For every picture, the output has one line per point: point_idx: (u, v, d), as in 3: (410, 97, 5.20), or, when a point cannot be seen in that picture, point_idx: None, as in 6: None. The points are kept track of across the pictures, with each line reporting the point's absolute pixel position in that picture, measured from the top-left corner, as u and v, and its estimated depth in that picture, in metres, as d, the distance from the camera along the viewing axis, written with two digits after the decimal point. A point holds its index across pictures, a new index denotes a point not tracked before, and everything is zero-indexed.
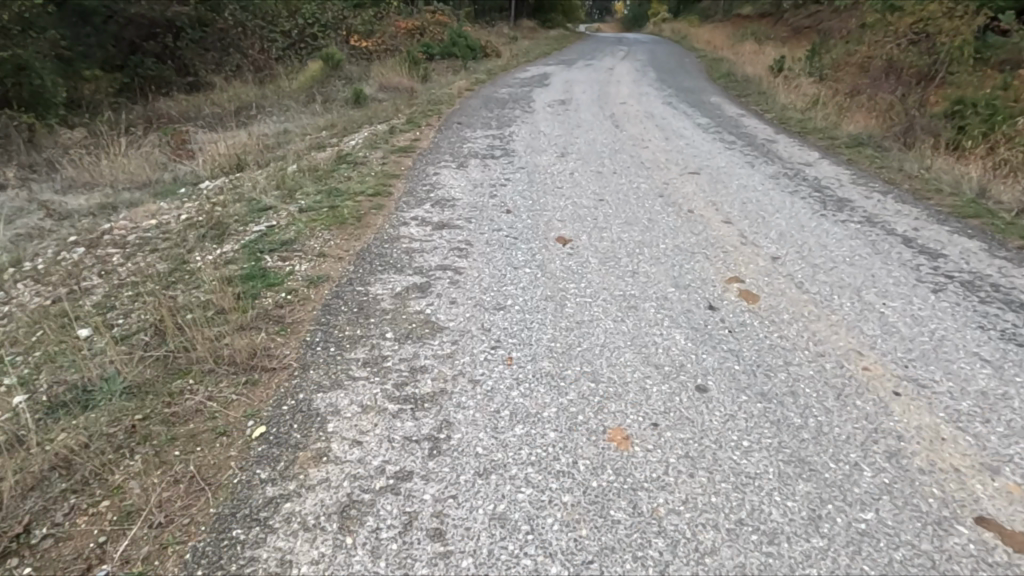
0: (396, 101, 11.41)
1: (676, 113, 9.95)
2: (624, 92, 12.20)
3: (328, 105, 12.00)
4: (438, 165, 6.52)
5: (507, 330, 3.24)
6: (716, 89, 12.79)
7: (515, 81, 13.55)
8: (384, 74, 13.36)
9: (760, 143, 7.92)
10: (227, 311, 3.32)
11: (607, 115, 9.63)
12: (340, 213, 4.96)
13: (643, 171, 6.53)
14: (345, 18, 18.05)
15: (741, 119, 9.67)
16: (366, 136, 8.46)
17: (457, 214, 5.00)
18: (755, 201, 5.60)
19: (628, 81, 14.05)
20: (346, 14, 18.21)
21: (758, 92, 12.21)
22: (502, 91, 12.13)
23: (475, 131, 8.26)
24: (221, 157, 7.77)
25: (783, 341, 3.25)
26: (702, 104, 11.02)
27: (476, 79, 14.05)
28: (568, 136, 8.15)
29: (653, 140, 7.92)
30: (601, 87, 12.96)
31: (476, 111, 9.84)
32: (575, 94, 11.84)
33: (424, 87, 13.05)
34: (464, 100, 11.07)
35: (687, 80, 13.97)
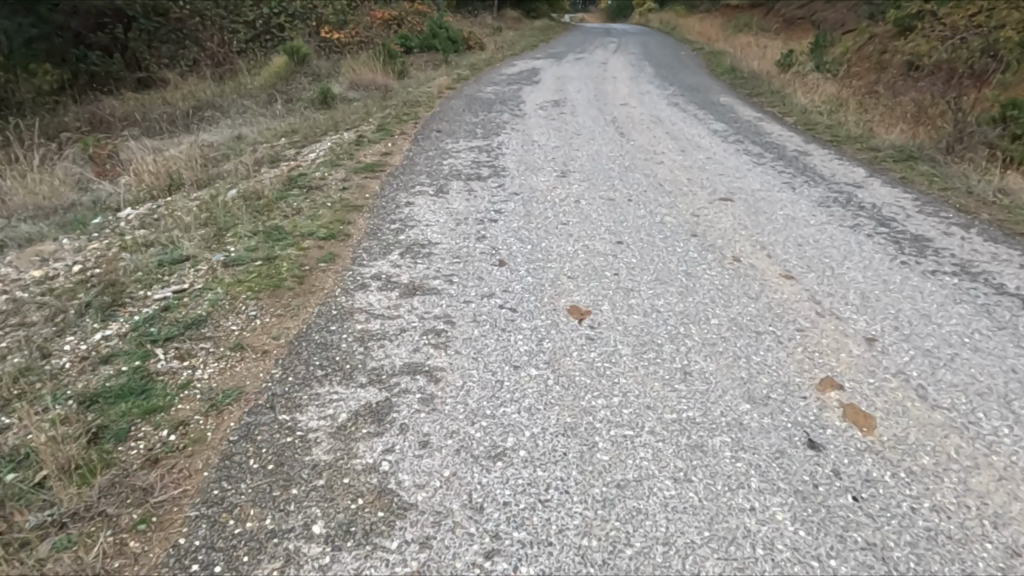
0: (368, 102, 10.12)
1: (687, 117, 8.73)
2: (623, 91, 10.96)
3: (292, 106, 10.66)
4: (413, 190, 5.28)
5: (507, 511, 2.03)
6: (722, 87, 11.63)
7: (502, 78, 12.30)
8: (357, 70, 12.01)
9: (792, 156, 6.77)
10: (60, 481, 2.09)
11: (609, 121, 8.41)
12: (277, 271, 3.71)
13: (664, 196, 5.33)
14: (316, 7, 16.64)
15: (760, 124, 8.51)
16: (328, 148, 7.19)
17: (435, 270, 3.77)
18: (812, 242, 4.43)
19: (625, 77, 12.82)
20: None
21: (770, 90, 11.07)
22: (488, 90, 10.85)
23: (458, 142, 7.00)
24: (151, 176, 6.47)
25: (943, 520, 2.07)
26: (713, 106, 9.82)
27: (458, 76, 12.78)
28: (568, 148, 6.93)
29: (668, 154, 6.72)
30: (597, 85, 11.70)
31: (460, 115, 8.58)
32: (570, 94, 10.58)
33: (400, 85, 11.75)
34: (445, 102, 9.79)
35: (690, 77, 12.81)
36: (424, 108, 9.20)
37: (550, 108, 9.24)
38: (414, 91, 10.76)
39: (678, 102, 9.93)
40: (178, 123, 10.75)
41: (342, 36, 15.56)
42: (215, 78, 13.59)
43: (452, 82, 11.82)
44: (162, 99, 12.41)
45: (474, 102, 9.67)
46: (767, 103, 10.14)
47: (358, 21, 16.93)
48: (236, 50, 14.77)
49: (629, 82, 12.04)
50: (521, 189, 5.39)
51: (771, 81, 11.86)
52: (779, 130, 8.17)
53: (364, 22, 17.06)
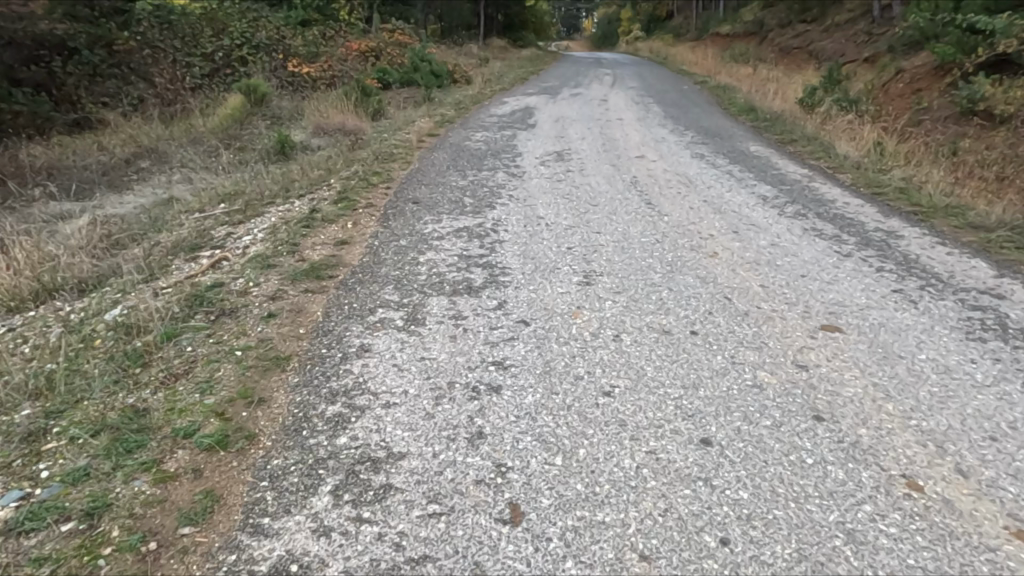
0: (333, 154, 8.47)
1: (722, 178, 7.13)
2: (636, 139, 9.36)
3: (243, 158, 8.97)
4: (373, 320, 3.56)
5: None
6: (746, 132, 10.13)
7: (492, 121, 10.73)
8: (324, 112, 10.36)
9: (878, 241, 5.19)
10: None
11: (629, 183, 6.79)
12: (91, 564, 1.95)
13: (741, 327, 3.64)
14: (283, 38, 15.05)
15: (812, 184, 6.95)
16: (271, 228, 5.48)
17: (392, 548, 2.03)
18: (1006, 425, 2.78)
19: (632, 119, 11.28)
20: (283, 33, 15.18)
21: (805, 137, 9.58)
22: (478, 137, 9.22)
23: (440, 222, 5.31)
24: (18, 277, 4.70)
25: None
26: (747, 158, 8.23)
27: (442, 118, 11.21)
28: (586, 229, 5.27)
29: (719, 239, 5.10)
30: (603, 129, 10.12)
31: (444, 176, 6.93)
32: (575, 143, 8.96)
33: (374, 128, 10.14)
34: (426, 153, 8.16)
35: (705, 119, 11.33)
36: (401, 163, 7.57)
37: (554, 164, 7.60)
38: (389, 139, 9.14)
39: (703, 154, 8.35)
40: (108, 179, 9.01)
41: (312, 71, 14.01)
42: (162, 121, 11.89)
43: (435, 126, 10.23)
44: (96, 144, 10.64)
45: (462, 156, 8.03)
46: (806, 154, 8.61)
47: (331, 53, 15.38)
48: (190, 87, 13.09)
49: (639, 127, 10.47)
50: (531, 314, 3.69)
51: (801, 125, 10.38)
52: (838, 194, 6.62)
53: (338, 55, 15.52)
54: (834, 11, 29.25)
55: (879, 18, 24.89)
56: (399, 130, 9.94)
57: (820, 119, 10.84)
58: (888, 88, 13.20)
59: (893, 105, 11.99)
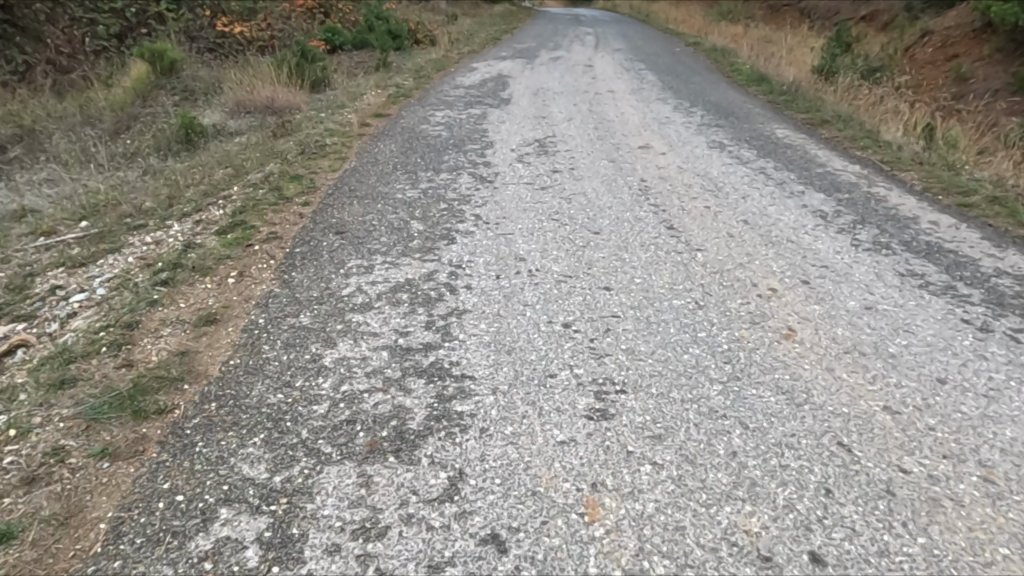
0: (251, 144, 6.58)
1: (756, 181, 5.44)
2: (634, 120, 7.59)
3: (135, 147, 6.99)
4: (199, 555, 1.82)
5: None
6: (763, 109, 8.44)
7: (459, 95, 8.85)
8: (247, 83, 8.38)
9: (1014, 292, 3.58)
10: None
11: (637, 192, 5.05)
12: None
13: (895, 537, 1.97)
14: None
15: (874, 189, 5.33)
16: (118, 280, 3.68)
17: None
18: None
19: (625, 91, 9.48)
20: None
21: (838, 117, 7.91)
22: (438, 119, 7.38)
23: (370, 274, 3.54)
24: None
25: None
26: (779, 149, 6.54)
27: (398, 90, 9.30)
28: (587, 282, 3.55)
29: (788, 300, 3.42)
30: (595, 107, 8.30)
31: (387, 182, 5.12)
32: (559, 126, 7.16)
33: (310, 105, 8.22)
34: (369, 143, 6.31)
35: (710, 92, 9.59)
36: (334, 161, 5.72)
37: (534, 162, 5.82)
38: (327, 122, 7.25)
39: (723, 144, 6.64)
40: None
41: (245, 31, 11.95)
42: (54, 96, 9.73)
43: (388, 103, 8.34)
44: None
45: (416, 147, 6.20)
46: (847, 141, 6.95)
47: (271, 9, 13.18)
48: (92, 52, 10.83)
49: (636, 102, 8.67)
50: (511, 515, 1.99)
51: (828, 101, 8.69)
52: (914, 204, 5.00)
53: (280, 11, 13.32)
54: None
55: None
56: (341, 109, 8.04)
57: (847, 92, 9.15)
58: (914, 53, 11.50)
59: (925, 73, 10.32)
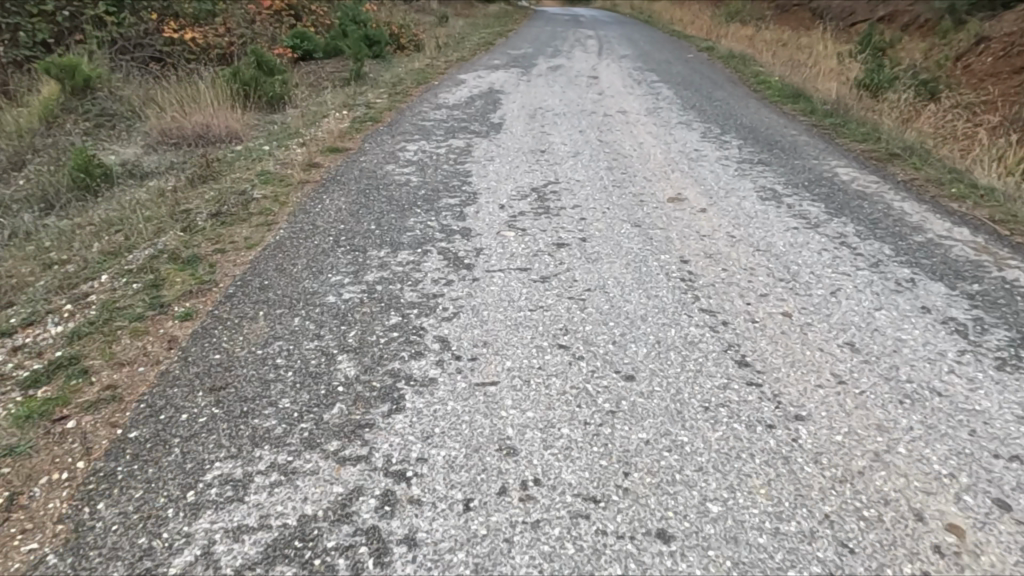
0: (160, 195, 5.03)
1: (841, 260, 3.92)
2: (657, 156, 6.06)
3: (17, 196, 5.42)
4: None
5: None
6: (811, 139, 6.92)
7: (439, 119, 7.33)
8: (177, 107, 6.84)
9: None
10: None
11: (679, 288, 3.50)
12: None
13: None
14: None
15: (1010, 272, 3.80)
16: None
17: None
18: None
19: (639, 112, 7.96)
20: None
21: (908, 149, 6.39)
22: (410, 157, 5.82)
23: (237, 511, 1.97)
24: None
25: None
26: (851, 200, 5.02)
27: (367, 112, 7.76)
28: (626, 519, 1.99)
29: (997, 564, 1.88)
30: (606, 136, 6.76)
31: (319, 271, 3.55)
32: (564, 168, 5.60)
33: (254, 135, 6.71)
34: (314, 196, 4.76)
35: (739, 113, 8.08)
36: (256, 229, 4.16)
37: (531, 228, 4.25)
38: (267, 161, 5.69)
39: (777, 194, 5.10)
40: None
41: (197, 38, 10.41)
42: None
43: (351, 131, 6.77)
44: None
45: (374, 203, 4.64)
46: (933, 186, 5.43)
47: (231, 12, 11.63)
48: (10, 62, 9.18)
49: (655, 130, 7.13)
50: None
51: (888, 126, 7.16)
52: None
53: (242, 15, 11.76)
54: None
55: None
56: (293, 140, 6.50)
57: (907, 116, 7.62)
58: (969, 64, 9.97)
59: (991, 87, 8.77)
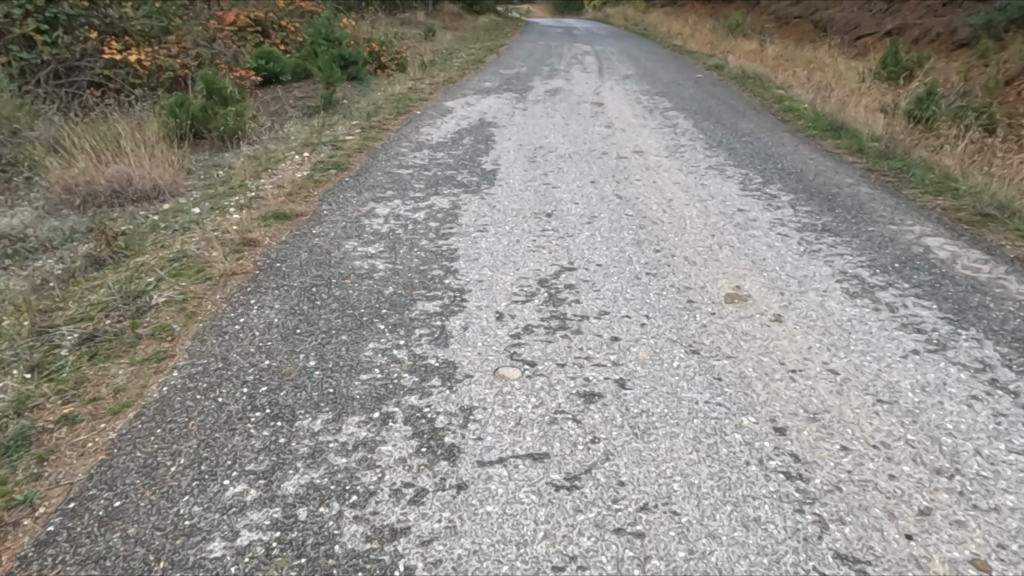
0: (31, 294, 3.67)
1: (1012, 422, 2.62)
2: (694, 221, 4.78)
3: None
4: None
5: None
6: (874, 191, 5.67)
7: (420, 166, 6.03)
8: (93, 160, 5.55)
9: None
10: None
11: (789, 501, 2.18)
12: None
13: None
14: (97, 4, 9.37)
15: None
16: None
17: None
18: None
19: (660, 152, 6.69)
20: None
21: (1002, 206, 5.14)
22: (379, 227, 4.49)
23: None
24: None
25: None
26: (967, 294, 3.74)
27: (333, 155, 6.45)
28: None
29: None
30: (626, 190, 5.47)
31: (209, 477, 2.21)
32: (579, 244, 4.30)
33: (188, 195, 5.39)
34: (238, 302, 3.43)
35: (775, 154, 6.82)
36: (139, 370, 2.82)
37: (543, 362, 2.93)
38: (191, 236, 4.36)
39: (868, 286, 3.81)
40: None
41: (143, 60, 9.19)
42: None
43: (306, 184, 5.42)
44: None
45: (320, 313, 3.31)
46: None
47: (189, 31, 10.35)
48: None
49: (683, 178, 5.86)
50: None
51: (962, 175, 5.94)
52: None
53: (201, 34, 10.49)
54: None
55: None
56: (233, 199, 5.16)
57: (979, 160, 6.40)
58: None
59: None
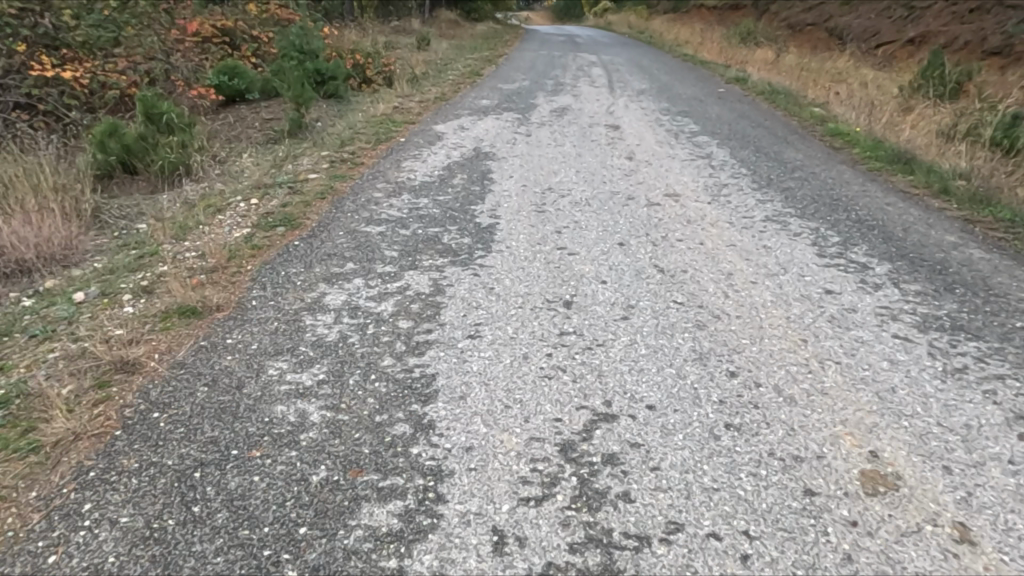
0: None
1: None
2: (769, 313, 3.42)
3: None
4: None
5: None
6: (992, 256, 4.31)
7: (397, 220, 4.67)
8: None
9: None
10: None
11: None
12: None
13: None
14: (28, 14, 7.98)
15: None
16: None
17: None
18: None
19: (699, 197, 5.35)
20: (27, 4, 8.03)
21: None
22: (325, 334, 3.11)
23: None
24: None
25: None
26: None
27: (288, 202, 5.10)
28: None
29: None
30: (669, 259, 4.11)
31: None
32: (616, 363, 2.92)
33: (83, 270, 4.04)
34: (62, 509, 2.06)
35: (842, 199, 5.47)
36: None
37: None
38: (51, 348, 3.00)
39: None
40: None
41: (82, 78, 7.86)
42: None
43: (239, 255, 4.05)
44: None
45: (190, 543, 1.93)
46: None
47: (141, 44, 9.01)
48: None
49: (737, 236, 4.52)
50: None
51: None
52: None
53: (156, 47, 9.14)
54: None
55: None
56: (135, 277, 3.79)
57: None
58: None
59: None
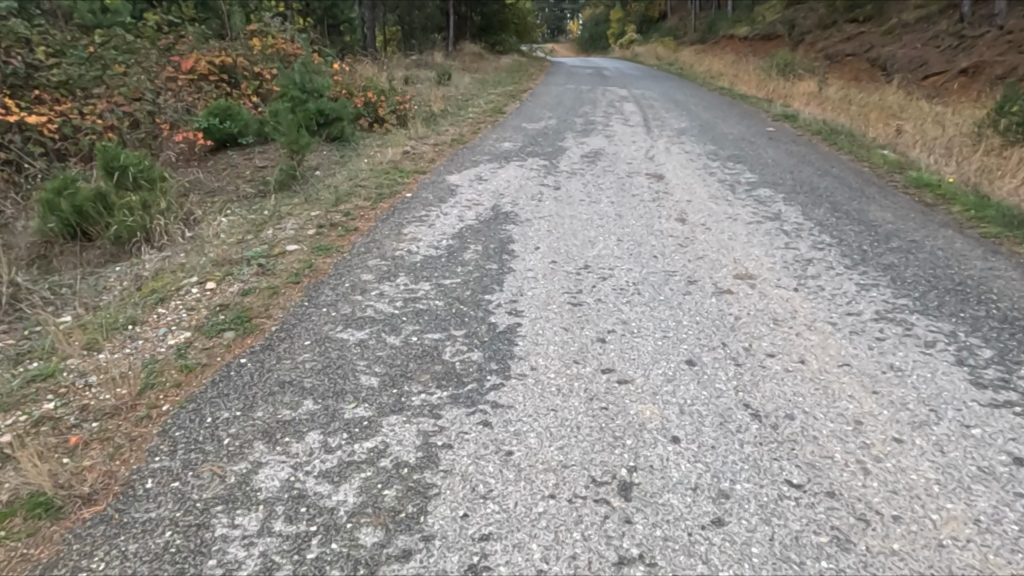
0: None
1: None
2: (946, 513, 2.17)
3: None
4: None
5: None
6: None
7: (387, 319, 3.54)
8: None
9: None
10: None
11: None
12: None
13: None
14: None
15: None
16: None
17: None
18: None
19: (780, 282, 4.15)
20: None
21: None
22: (237, 563, 1.93)
23: None
24: None
25: None
26: None
27: (254, 288, 4.01)
28: None
29: None
30: (763, 393, 2.89)
31: None
32: None
33: None
34: None
35: (967, 281, 4.20)
36: None
37: None
38: None
39: None
40: None
41: (50, 122, 6.92)
42: None
43: (159, 384, 2.90)
44: None
45: None
46: None
47: (127, 83, 8.11)
48: None
49: (847, 349, 3.29)
50: None
51: None
52: None
53: (143, 86, 8.23)
54: (911, 24, 23.03)
55: (970, 15, 20.87)
56: (3, 424, 2.67)
57: None
58: None
59: None
